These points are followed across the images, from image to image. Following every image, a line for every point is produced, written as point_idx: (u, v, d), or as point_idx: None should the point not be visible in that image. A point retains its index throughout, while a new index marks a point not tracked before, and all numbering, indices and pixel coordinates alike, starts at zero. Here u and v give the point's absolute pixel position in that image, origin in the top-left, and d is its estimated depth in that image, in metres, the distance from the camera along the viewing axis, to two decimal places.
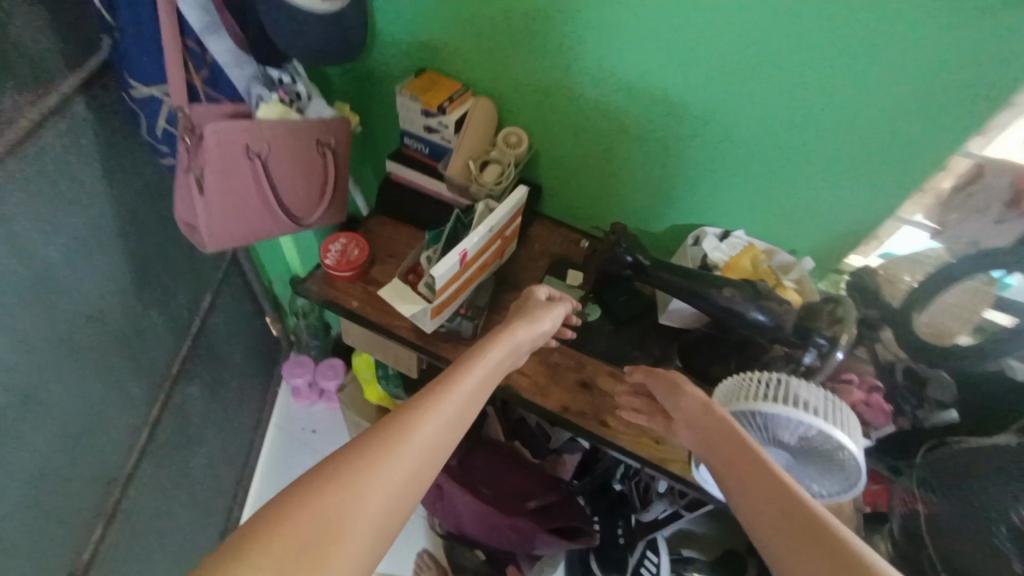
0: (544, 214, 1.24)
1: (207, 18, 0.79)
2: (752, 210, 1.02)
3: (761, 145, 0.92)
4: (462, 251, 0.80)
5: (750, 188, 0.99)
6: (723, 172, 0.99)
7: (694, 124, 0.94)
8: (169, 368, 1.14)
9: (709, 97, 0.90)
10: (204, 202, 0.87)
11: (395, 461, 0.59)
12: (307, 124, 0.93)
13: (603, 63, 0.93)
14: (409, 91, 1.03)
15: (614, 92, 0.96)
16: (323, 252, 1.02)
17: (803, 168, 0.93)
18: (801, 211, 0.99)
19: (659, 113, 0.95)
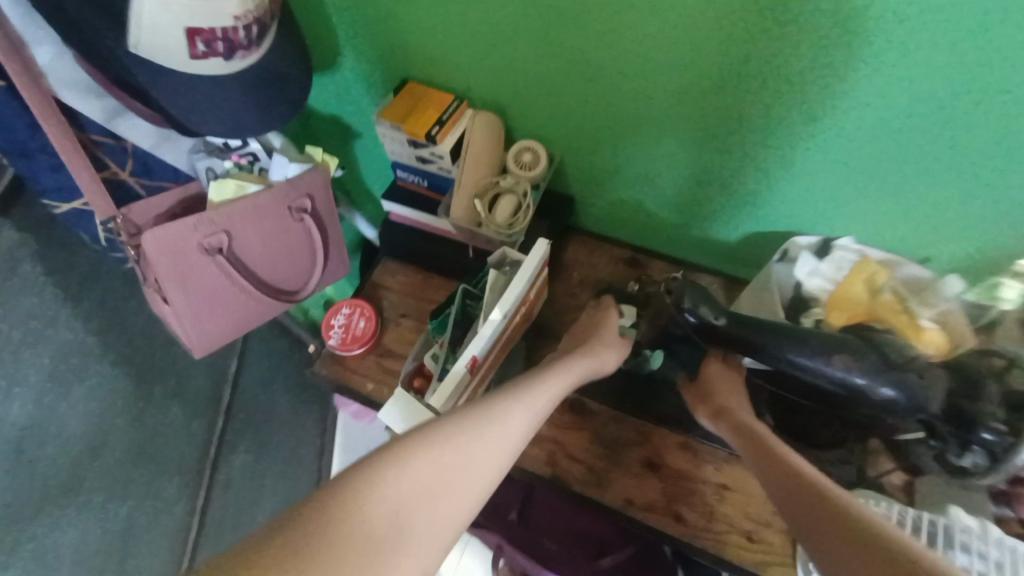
0: (582, 228, 1.01)
1: (107, 104, 0.64)
2: (861, 209, 0.75)
3: (877, 122, 0.64)
4: (471, 358, 0.63)
5: (858, 182, 0.72)
6: (818, 163, 0.71)
7: (773, 101, 0.67)
8: (207, 449, 1.02)
9: (797, 61, 0.62)
10: (173, 310, 0.75)
11: (481, 451, 0.53)
12: (269, 198, 0.76)
13: (644, 38, 0.67)
14: (390, 118, 0.82)
15: (664, 73, 0.69)
16: (326, 330, 0.87)
17: (944, 147, 0.64)
18: (937, 206, 0.70)
19: (721, 92, 0.68)
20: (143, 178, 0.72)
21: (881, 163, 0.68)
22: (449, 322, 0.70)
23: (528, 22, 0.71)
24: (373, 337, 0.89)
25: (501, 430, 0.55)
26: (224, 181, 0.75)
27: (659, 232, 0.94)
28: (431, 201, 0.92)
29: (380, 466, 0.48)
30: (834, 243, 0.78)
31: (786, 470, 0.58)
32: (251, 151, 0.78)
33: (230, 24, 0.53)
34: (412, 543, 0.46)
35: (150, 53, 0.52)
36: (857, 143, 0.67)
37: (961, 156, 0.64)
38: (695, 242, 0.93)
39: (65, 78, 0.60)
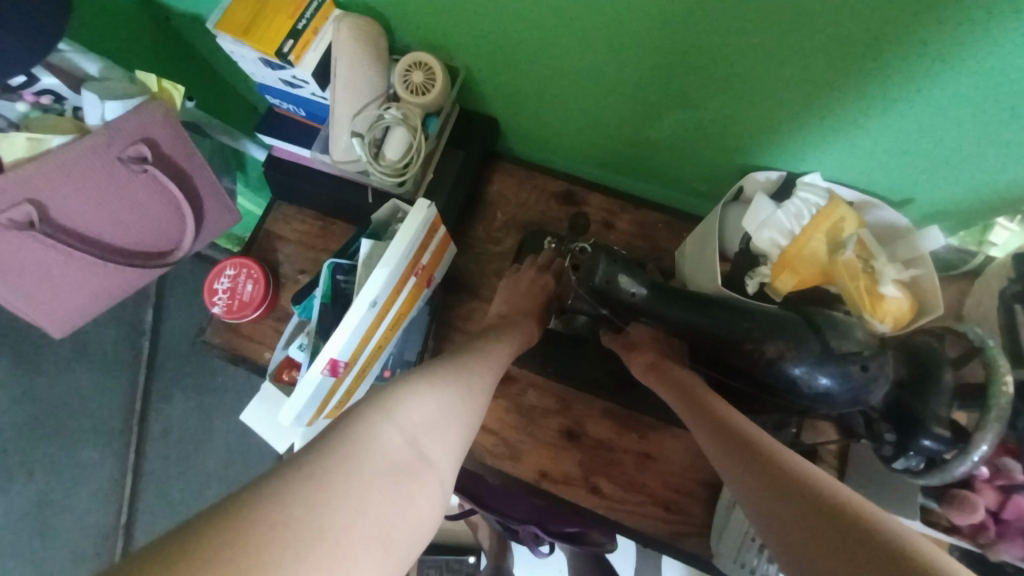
0: (509, 156, 0.84)
1: None
2: (832, 136, 0.58)
3: (850, 20, 0.46)
4: (331, 360, 0.54)
5: (826, 101, 0.55)
6: (774, 75, 0.54)
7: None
8: (133, 406, 1.03)
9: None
10: (7, 299, 0.66)
11: (471, 388, 0.48)
12: (79, 148, 0.60)
13: None
14: (228, 29, 0.62)
15: None
16: (209, 295, 0.76)
17: (941, 53, 0.46)
18: (927, 131, 0.54)
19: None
20: None
21: (857, 73, 0.51)
22: (317, 304, 0.60)
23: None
24: (266, 300, 0.77)
25: (475, 376, 0.51)
26: (12, 133, 0.58)
27: (596, 160, 0.78)
28: (313, 134, 0.74)
29: (378, 403, 0.41)
30: (797, 180, 0.63)
31: (718, 418, 0.50)
32: (47, 87, 0.61)
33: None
34: (427, 476, 0.39)
35: None
36: (827, 45, 0.49)
37: (958, 65, 0.46)
38: (638, 172, 0.77)
39: None
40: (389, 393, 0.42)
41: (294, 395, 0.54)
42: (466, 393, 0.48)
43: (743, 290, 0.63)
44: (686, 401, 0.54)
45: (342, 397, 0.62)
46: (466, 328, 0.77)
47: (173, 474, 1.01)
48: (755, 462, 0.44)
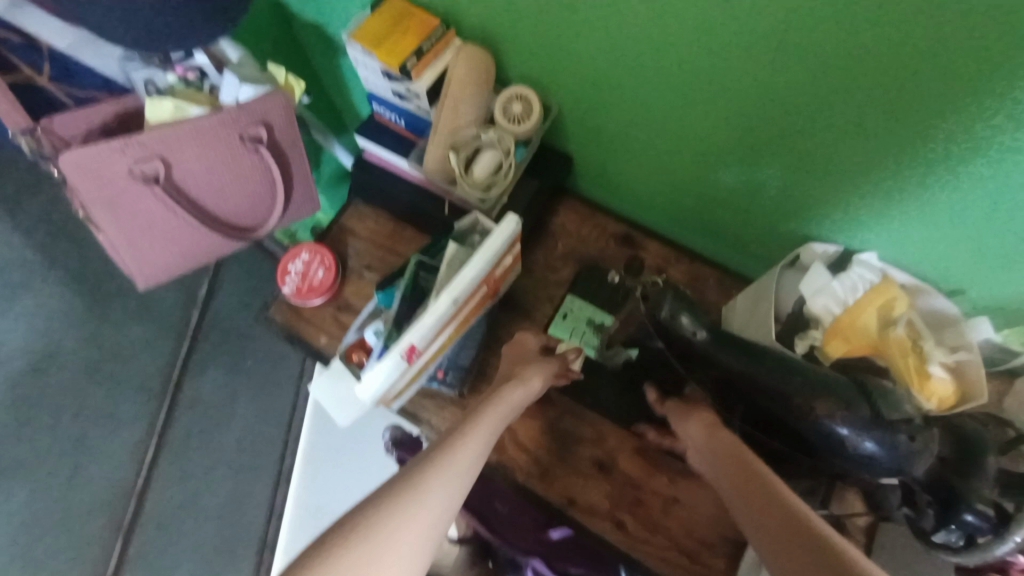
0: (576, 193, 0.89)
1: None
2: (893, 217, 0.63)
3: (930, 108, 0.51)
4: (408, 347, 0.58)
5: (894, 181, 0.59)
6: (846, 151, 0.59)
7: (809, 67, 0.53)
8: (171, 369, 1.06)
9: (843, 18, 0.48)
10: (107, 239, 0.69)
11: (426, 505, 0.46)
12: (212, 120, 0.66)
13: None
14: (360, 39, 0.69)
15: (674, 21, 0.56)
16: (281, 275, 0.82)
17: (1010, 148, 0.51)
18: (987, 222, 0.58)
19: (744, 47, 0.55)
20: (65, 85, 0.62)
21: (927, 160, 0.55)
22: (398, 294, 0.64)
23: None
24: (331, 289, 0.83)
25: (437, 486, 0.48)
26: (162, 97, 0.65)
27: (660, 210, 0.83)
28: (406, 143, 0.81)
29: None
30: (855, 256, 0.67)
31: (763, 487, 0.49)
32: (196, 64, 0.68)
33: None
34: None
35: None
36: (904, 130, 0.54)
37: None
38: (698, 227, 0.82)
39: None
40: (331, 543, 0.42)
41: (368, 374, 0.58)
42: (409, 517, 0.44)
43: (792, 350, 0.66)
44: (734, 462, 0.55)
45: (399, 388, 0.65)
46: None
47: (198, 440, 1.04)
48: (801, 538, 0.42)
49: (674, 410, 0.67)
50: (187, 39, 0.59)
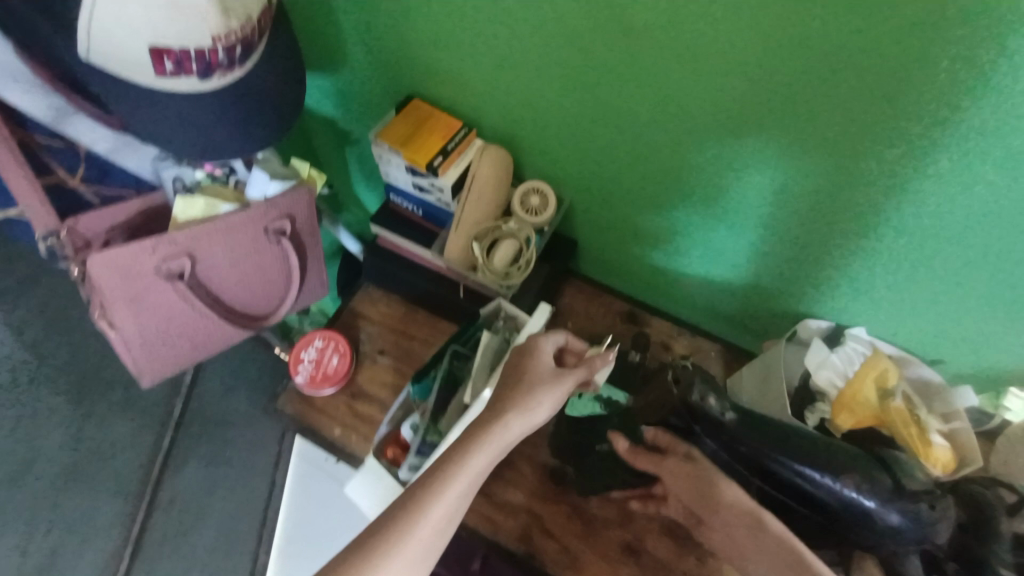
0: (581, 273, 0.94)
1: (48, 102, 0.54)
2: (846, 273, 0.70)
3: (909, 206, 0.60)
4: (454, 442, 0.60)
5: (841, 241, 0.67)
6: (793, 216, 0.67)
7: (750, 134, 0.61)
8: (150, 470, 0.98)
9: (774, 101, 0.57)
10: (119, 336, 0.67)
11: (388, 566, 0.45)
12: (243, 216, 0.67)
13: (666, 89, 0.61)
14: (388, 139, 0.74)
15: (683, 131, 0.64)
16: (295, 363, 0.81)
17: (927, 209, 0.59)
18: (924, 276, 0.66)
19: (735, 144, 0.63)
20: (94, 185, 0.63)
21: (863, 222, 0.63)
22: (435, 386, 0.64)
23: (547, 47, 0.63)
24: (344, 377, 0.82)
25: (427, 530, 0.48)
26: (193, 196, 0.66)
27: (659, 288, 0.88)
28: (423, 232, 0.84)
29: None
30: (847, 332, 0.74)
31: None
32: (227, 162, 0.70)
33: (207, 45, 0.45)
34: None
35: (111, 66, 0.45)
36: (843, 198, 0.62)
37: (987, 251, 0.60)
38: (694, 302, 0.87)
39: (2, 70, 0.52)
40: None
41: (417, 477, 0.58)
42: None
43: (804, 423, 0.71)
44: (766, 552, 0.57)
45: None
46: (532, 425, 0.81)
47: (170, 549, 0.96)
48: None
49: (685, 485, 0.62)
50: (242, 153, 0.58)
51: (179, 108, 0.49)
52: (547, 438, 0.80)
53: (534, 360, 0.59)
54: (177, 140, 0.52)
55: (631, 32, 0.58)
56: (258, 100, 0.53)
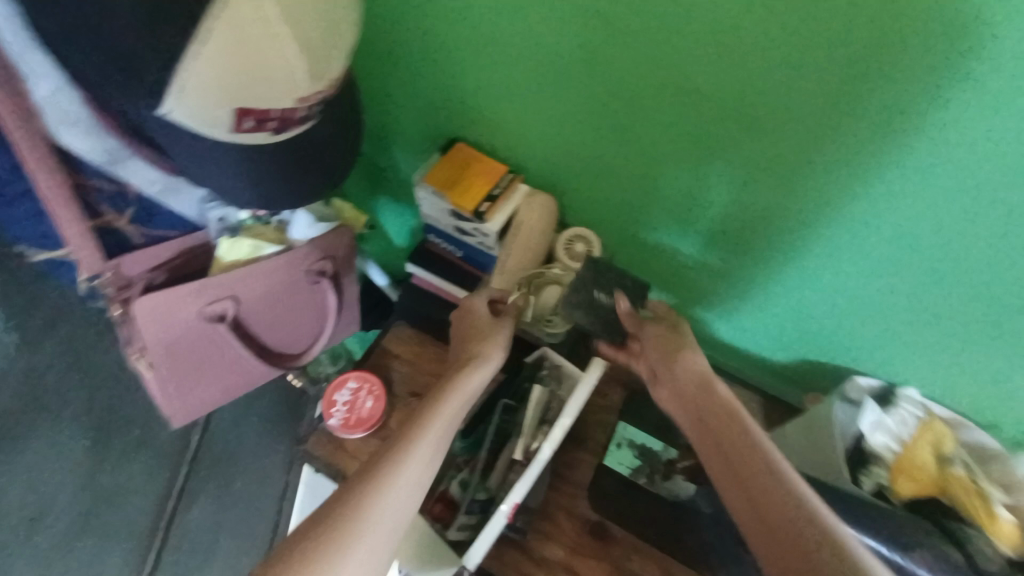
0: None
1: (106, 145, 0.52)
2: (778, 286, 0.71)
3: (981, 280, 0.57)
4: (512, 503, 0.57)
5: (773, 256, 0.67)
6: (739, 229, 0.66)
7: (691, 155, 0.61)
8: (164, 505, 0.94)
9: (729, 135, 0.57)
10: (155, 378, 0.65)
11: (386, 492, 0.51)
12: (286, 257, 0.66)
13: (727, 146, 0.58)
14: (433, 181, 0.71)
15: (739, 188, 0.62)
16: (328, 406, 0.79)
17: (862, 234, 0.59)
18: (953, 331, 0.64)
19: (797, 206, 0.60)
20: (142, 226, 0.62)
21: (799, 242, 0.64)
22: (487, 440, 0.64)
23: (602, 102, 0.61)
24: (377, 421, 0.79)
25: (399, 489, 0.51)
26: (238, 238, 0.65)
27: (697, 334, 0.85)
28: (461, 273, 0.82)
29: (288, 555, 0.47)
30: (899, 392, 0.72)
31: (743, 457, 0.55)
32: None
33: (291, 106, 0.42)
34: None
35: (186, 122, 0.41)
36: (785, 220, 0.62)
37: None
38: (734, 348, 0.84)
39: (58, 115, 0.49)
40: (302, 551, 0.46)
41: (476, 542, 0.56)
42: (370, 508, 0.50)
43: (858, 486, 0.69)
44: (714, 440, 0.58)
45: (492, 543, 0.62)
46: (569, 476, 0.78)
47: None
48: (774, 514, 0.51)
49: (662, 345, 0.66)
50: (298, 201, 0.56)
51: (247, 162, 0.48)
52: (586, 489, 0.77)
53: (475, 313, 0.69)
54: (242, 191, 0.52)
55: (699, 95, 0.55)
56: (314, 145, 0.51)
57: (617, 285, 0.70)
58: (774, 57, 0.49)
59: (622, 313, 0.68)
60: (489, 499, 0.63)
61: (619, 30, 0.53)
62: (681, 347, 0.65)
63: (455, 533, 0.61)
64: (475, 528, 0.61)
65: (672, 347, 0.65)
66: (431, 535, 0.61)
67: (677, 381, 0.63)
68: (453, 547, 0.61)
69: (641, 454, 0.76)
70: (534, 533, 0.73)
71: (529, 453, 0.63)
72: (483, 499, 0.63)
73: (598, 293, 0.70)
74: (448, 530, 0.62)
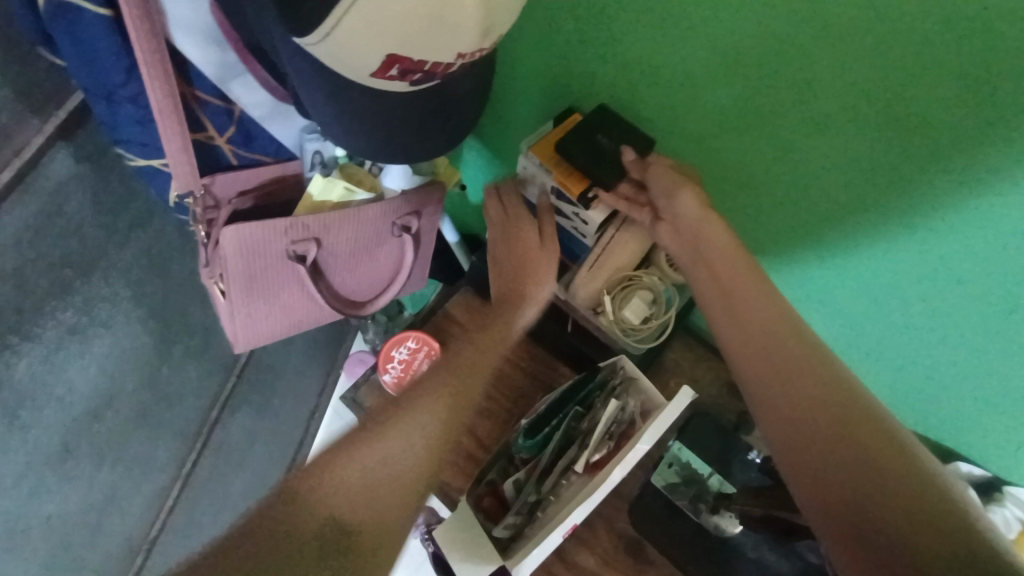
0: (693, 327, 0.82)
1: (220, 60, 0.51)
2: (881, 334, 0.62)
3: None
4: (569, 525, 0.54)
5: (864, 278, 0.58)
6: (891, 271, 0.56)
7: (846, 177, 0.51)
8: (208, 413, 0.99)
9: (900, 164, 0.47)
10: (228, 307, 0.63)
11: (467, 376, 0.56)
12: (379, 207, 0.62)
13: (914, 185, 0.48)
14: (540, 151, 0.63)
15: (911, 231, 0.51)
16: (384, 361, 0.77)
17: (965, 292, 0.52)
18: None
19: (977, 273, 0.50)
20: (238, 148, 0.59)
21: (896, 282, 0.56)
22: (549, 444, 0.60)
23: (758, 109, 0.52)
24: None
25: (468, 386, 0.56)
26: (333, 179, 0.60)
27: None
28: None
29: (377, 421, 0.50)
30: (1004, 489, 0.62)
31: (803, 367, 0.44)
32: None
33: (447, 61, 0.36)
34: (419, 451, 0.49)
35: (327, 59, 0.35)
36: (904, 252, 0.53)
37: None
38: None
39: (181, 18, 0.48)
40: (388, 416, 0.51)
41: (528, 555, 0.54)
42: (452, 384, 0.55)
43: None
44: (754, 348, 0.46)
45: None
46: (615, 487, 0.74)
47: (210, 488, 1.01)
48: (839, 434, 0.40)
49: (666, 181, 0.56)
50: (404, 159, 0.51)
51: (366, 107, 0.43)
52: (629, 504, 0.73)
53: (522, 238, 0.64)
54: (355, 138, 0.46)
55: (900, 119, 0.44)
56: (436, 92, 0.45)
57: (627, 132, 0.60)
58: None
59: (627, 165, 0.60)
60: (538, 502, 0.59)
61: (805, 37, 0.44)
62: (686, 183, 0.56)
63: (500, 530, 0.58)
64: (519, 528, 0.59)
65: (677, 181, 0.56)
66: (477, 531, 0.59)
67: (680, 220, 0.56)
68: (496, 546, 0.58)
69: (688, 478, 0.73)
70: (569, 537, 0.71)
71: (589, 466, 0.60)
72: (533, 501, 0.59)
73: (597, 135, 0.60)
74: (493, 525, 0.60)
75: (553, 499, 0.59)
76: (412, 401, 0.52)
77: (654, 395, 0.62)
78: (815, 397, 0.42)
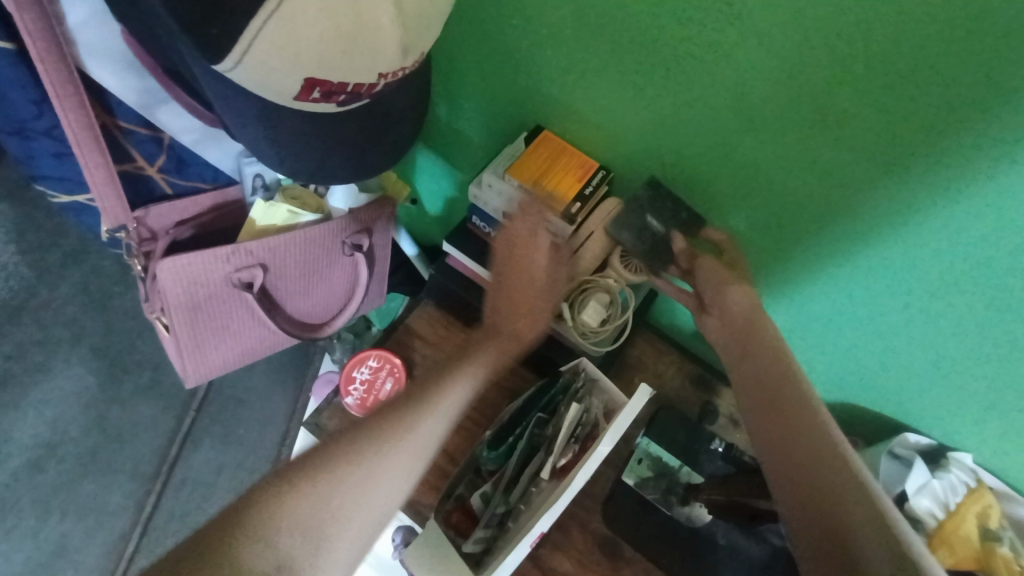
0: (652, 323, 0.84)
1: (141, 86, 0.49)
2: (826, 318, 0.63)
3: None
4: (539, 531, 0.54)
5: (802, 284, 0.61)
6: (824, 261, 0.57)
7: (776, 169, 0.53)
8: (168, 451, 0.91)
9: (825, 155, 0.49)
10: (173, 341, 0.61)
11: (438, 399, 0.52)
12: (326, 227, 0.61)
13: (836, 174, 0.50)
14: (517, 173, 0.62)
15: (838, 219, 0.53)
16: (345, 383, 0.75)
17: (905, 268, 0.53)
18: None
19: (904, 258, 0.52)
20: (171, 176, 0.58)
21: (841, 263, 0.56)
22: (515, 453, 0.60)
23: (686, 110, 0.53)
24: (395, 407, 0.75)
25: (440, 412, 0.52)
26: (275, 202, 0.59)
27: None
28: None
29: (338, 443, 0.47)
30: (948, 454, 0.65)
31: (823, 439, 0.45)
32: None
33: (371, 81, 0.36)
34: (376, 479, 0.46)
35: (245, 82, 0.34)
36: (837, 241, 0.55)
37: None
38: None
39: (96, 46, 0.46)
40: (352, 437, 0.48)
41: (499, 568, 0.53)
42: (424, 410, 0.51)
43: None
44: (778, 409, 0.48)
45: None
46: (587, 489, 0.74)
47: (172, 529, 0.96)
48: (840, 517, 0.40)
49: (714, 274, 0.58)
50: (342, 178, 0.50)
51: (304, 125, 0.42)
52: (601, 504, 0.73)
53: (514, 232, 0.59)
54: (288, 161, 0.45)
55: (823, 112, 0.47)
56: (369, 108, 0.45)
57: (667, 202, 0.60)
58: (939, 77, 0.41)
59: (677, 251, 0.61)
60: (508, 512, 0.59)
61: (727, 37, 0.46)
62: (736, 277, 0.57)
63: (470, 546, 0.57)
64: (490, 542, 0.58)
65: (727, 275, 0.57)
66: (448, 547, 0.58)
67: (728, 312, 0.56)
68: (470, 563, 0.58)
69: (659, 472, 0.74)
70: (544, 544, 0.70)
71: (556, 471, 0.60)
72: (502, 513, 0.59)
73: (649, 218, 0.60)
74: (463, 542, 0.59)
75: (523, 508, 0.59)
76: (380, 412, 0.50)
77: (622, 400, 0.62)
78: (833, 473, 0.42)
